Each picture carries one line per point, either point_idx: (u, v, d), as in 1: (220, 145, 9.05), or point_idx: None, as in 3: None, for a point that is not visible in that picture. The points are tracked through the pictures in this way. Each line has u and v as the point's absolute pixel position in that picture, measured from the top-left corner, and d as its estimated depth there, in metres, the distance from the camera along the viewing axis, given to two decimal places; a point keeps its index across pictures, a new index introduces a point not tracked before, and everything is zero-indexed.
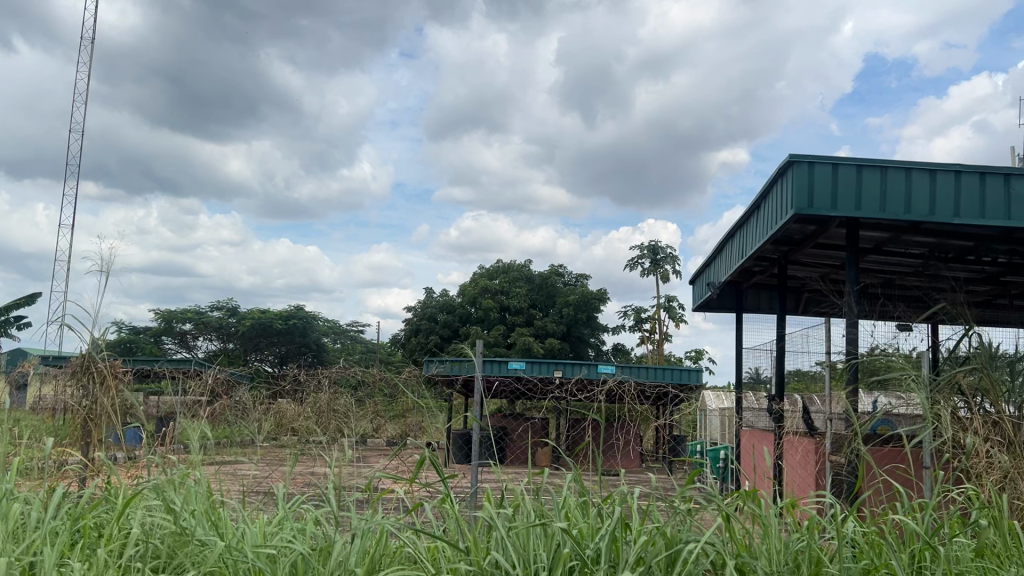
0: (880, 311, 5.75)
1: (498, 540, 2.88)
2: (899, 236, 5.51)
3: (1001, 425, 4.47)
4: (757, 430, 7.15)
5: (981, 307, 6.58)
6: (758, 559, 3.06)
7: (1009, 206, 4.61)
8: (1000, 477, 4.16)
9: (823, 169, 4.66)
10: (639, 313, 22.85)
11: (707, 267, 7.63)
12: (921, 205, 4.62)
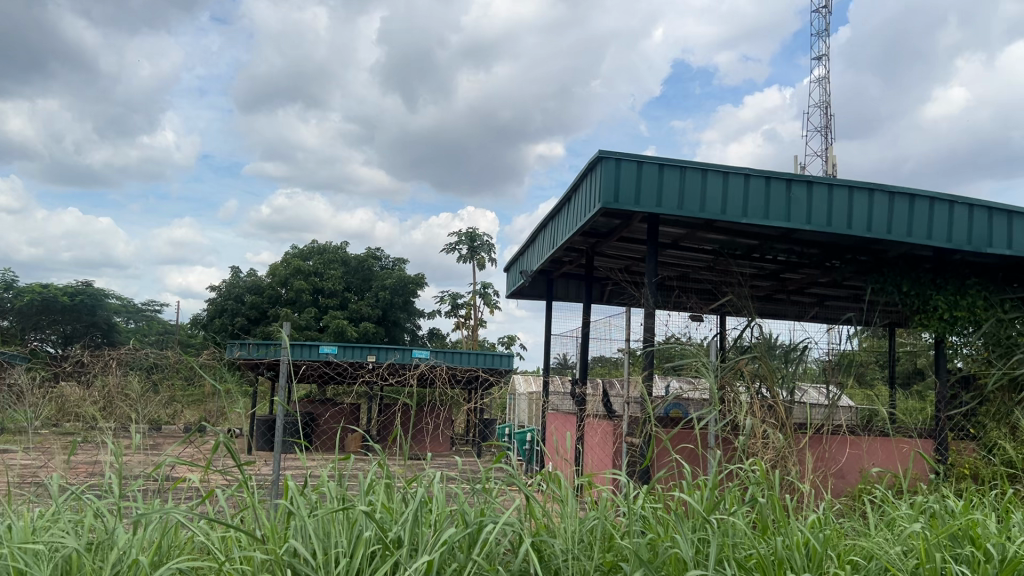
0: (675, 302, 6.13)
1: (298, 527, 2.80)
2: (694, 233, 5.89)
3: (775, 408, 4.92)
4: (561, 413, 7.41)
5: (763, 301, 7.18)
6: (555, 537, 3.17)
7: (789, 209, 5.05)
8: (773, 456, 4.58)
9: (628, 166, 4.89)
10: (455, 298, 23.03)
11: (520, 255, 7.82)
12: (715, 204, 4.95)
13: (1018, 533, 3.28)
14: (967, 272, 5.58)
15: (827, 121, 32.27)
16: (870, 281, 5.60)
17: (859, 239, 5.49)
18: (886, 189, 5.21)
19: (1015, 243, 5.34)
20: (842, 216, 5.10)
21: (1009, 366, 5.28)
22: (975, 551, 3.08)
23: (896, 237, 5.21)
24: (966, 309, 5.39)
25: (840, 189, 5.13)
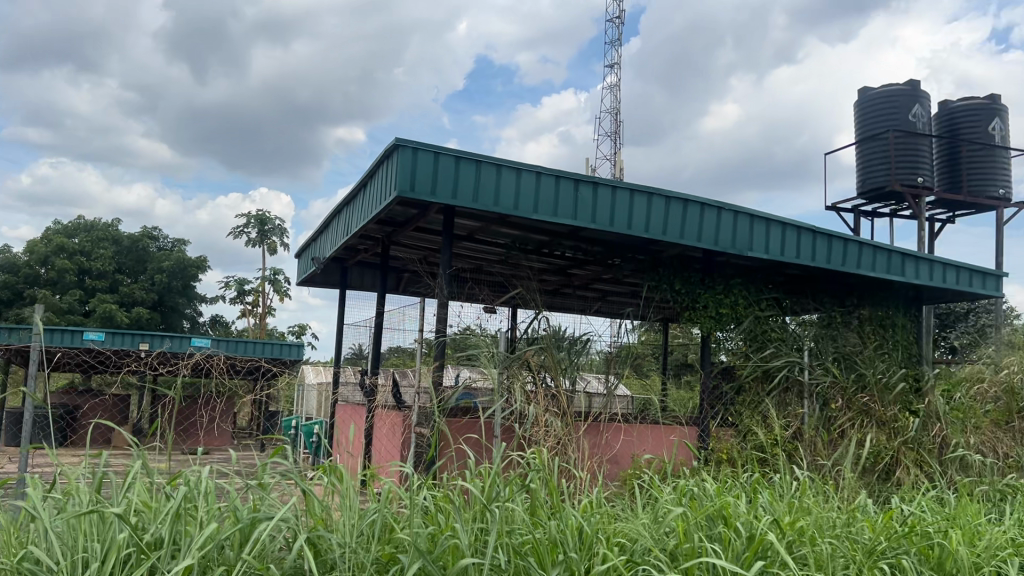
0: (467, 293, 6.18)
1: (41, 532, 2.53)
2: (488, 226, 5.97)
3: (558, 398, 5.10)
4: (351, 405, 7.26)
5: (551, 295, 7.41)
6: (334, 531, 3.09)
7: (576, 208, 5.24)
8: (554, 444, 4.77)
9: (425, 156, 4.84)
10: (242, 284, 22.00)
11: (313, 242, 7.58)
12: (507, 198, 5.03)
13: (763, 511, 3.62)
14: (731, 272, 6.06)
15: (616, 127, 34.07)
16: (648, 279, 5.93)
17: (639, 239, 5.80)
18: (664, 193, 5.54)
19: (771, 248, 5.87)
20: (624, 217, 5.36)
21: (763, 359, 5.83)
22: (727, 530, 3.35)
23: (672, 239, 5.56)
24: (729, 307, 5.88)
25: (623, 190, 5.39)
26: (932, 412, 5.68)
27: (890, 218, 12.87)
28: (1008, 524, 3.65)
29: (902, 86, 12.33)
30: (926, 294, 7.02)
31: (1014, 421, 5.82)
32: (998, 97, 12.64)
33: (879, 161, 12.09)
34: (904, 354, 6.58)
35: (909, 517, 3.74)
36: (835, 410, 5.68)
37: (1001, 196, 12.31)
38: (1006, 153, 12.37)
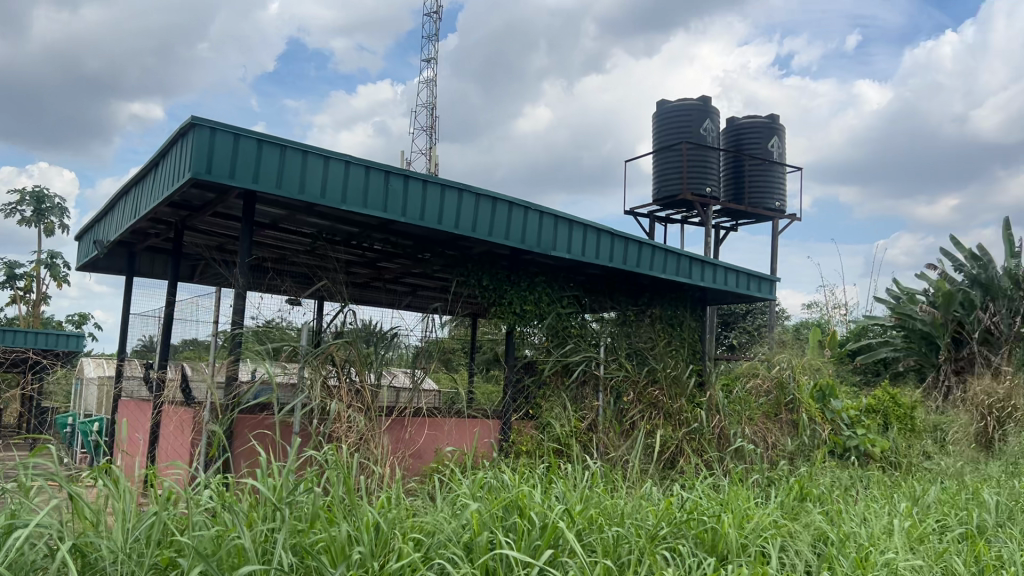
0: (268, 284, 5.93)
1: None
2: (293, 215, 5.76)
3: (362, 393, 5.02)
4: (136, 401, 6.76)
5: (358, 288, 7.28)
6: (106, 536, 2.85)
7: (385, 200, 5.15)
8: (355, 440, 4.71)
9: (224, 137, 4.57)
10: (13, 268, 19.91)
11: (97, 224, 6.98)
12: (314, 187, 4.87)
13: (556, 501, 3.74)
14: (536, 270, 6.21)
15: (431, 122, 34.12)
16: (456, 274, 5.95)
17: (447, 235, 5.80)
18: (473, 191, 5.58)
19: (573, 249, 6.07)
20: (433, 212, 5.35)
21: (563, 354, 6.04)
22: (521, 521, 3.42)
23: (479, 236, 5.61)
24: (533, 304, 6.04)
25: (433, 185, 5.37)
26: (713, 404, 6.13)
27: (682, 224, 13.78)
28: (772, 507, 3.97)
29: (695, 101, 13.23)
30: (711, 296, 7.55)
31: (781, 413, 6.41)
32: (777, 118, 13.89)
33: (674, 170, 12.91)
34: (689, 351, 7.05)
35: (689, 504, 3.99)
36: (627, 403, 6.02)
37: (777, 208, 13.52)
38: (783, 169, 13.60)
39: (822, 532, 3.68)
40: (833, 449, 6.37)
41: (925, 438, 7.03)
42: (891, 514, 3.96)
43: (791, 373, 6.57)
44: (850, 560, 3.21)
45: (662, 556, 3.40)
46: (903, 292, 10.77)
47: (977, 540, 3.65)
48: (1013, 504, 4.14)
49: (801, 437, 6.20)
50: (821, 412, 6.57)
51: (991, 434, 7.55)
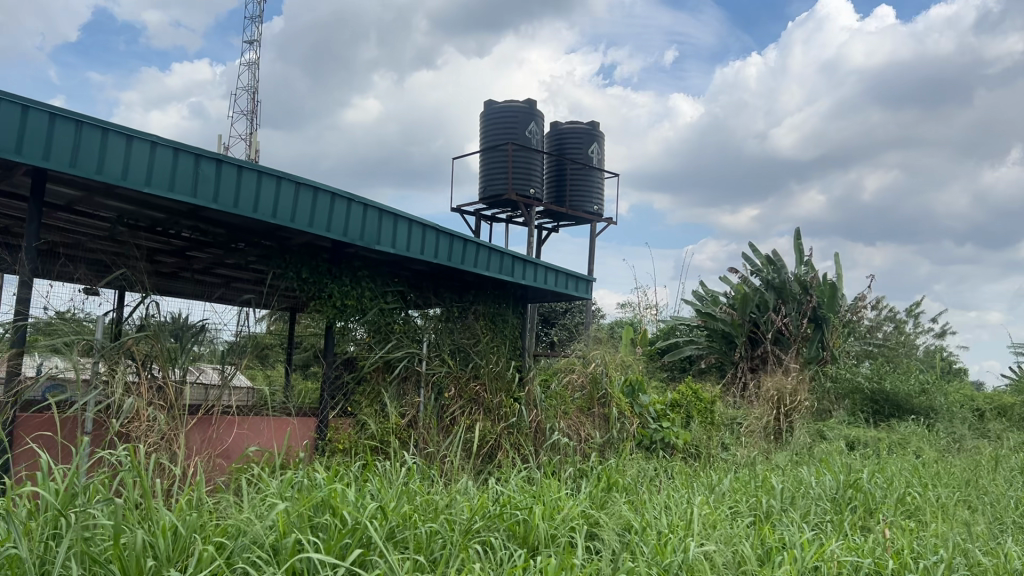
0: (60, 271, 5.45)
1: None
2: (91, 197, 5.32)
3: (164, 390, 4.72)
4: None
5: (166, 278, 6.85)
6: None
7: (195, 184, 4.85)
8: (155, 440, 4.44)
9: (9, 108, 4.12)
10: None
11: None
12: (113, 167, 4.49)
13: (369, 499, 3.68)
14: (358, 264, 6.08)
15: (252, 105, 32.74)
16: (273, 266, 5.72)
17: (265, 225, 5.56)
18: (293, 179, 5.36)
19: (398, 244, 5.99)
20: (249, 201, 5.11)
21: (385, 350, 5.95)
22: (332, 520, 3.34)
23: (299, 227, 5.40)
24: (354, 299, 5.90)
25: (249, 171, 5.12)
26: (531, 399, 6.27)
27: (507, 223, 14.04)
28: (582, 498, 4.11)
29: (521, 104, 13.51)
30: (531, 294, 7.72)
31: (593, 407, 6.65)
32: (597, 125, 14.45)
33: (499, 170, 13.12)
34: (510, 348, 7.17)
35: (502, 497, 4.05)
36: (449, 399, 6.02)
37: (596, 211, 14.08)
38: (601, 175, 14.18)
39: (627, 520, 3.85)
40: (641, 442, 6.71)
41: (722, 430, 7.56)
42: (689, 502, 4.20)
43: (604, 368, 6.82)
44: (651, 547, 3.37)
45: (475, 549, 3.43)
46: (707, 294, 11.54)
47: (763, 524, 3.95)
48: (795, 490, 4.52)
49: (611, 431, 6.47)
50: (631, 407, 6.90)
51: (779, 425, 8.23)
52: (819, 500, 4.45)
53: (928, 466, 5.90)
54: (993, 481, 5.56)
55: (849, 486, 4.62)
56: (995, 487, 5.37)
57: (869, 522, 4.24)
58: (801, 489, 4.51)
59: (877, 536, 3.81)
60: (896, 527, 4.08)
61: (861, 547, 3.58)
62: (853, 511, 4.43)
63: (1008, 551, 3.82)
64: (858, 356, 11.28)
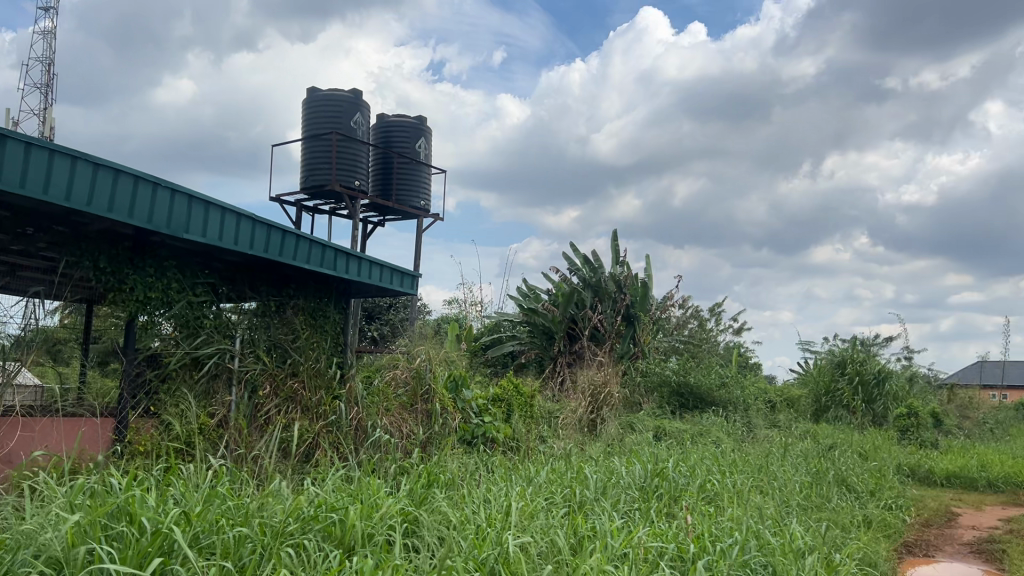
0: None
1: None
2: None
3: None
4: None
5: None
6: None
7: None
8: None
9: None
10: None
11: None
12: None
13: (172, 505, 3.44)
14: (165, 254, 5.66)
15: (48, 78, 30.02)
16: (66, 254, 5.19)
17: (57, 207, 5.01)
18: (91, 160, 4.81)
19: (210, 233, 5.59)
20: (39, 180, 4.51)
21: (193, 346, 5.63)
22: (129, 528, 3.10)
23: (96, 212, 4.85)
24: (160, 290, 5.53)
25: (39, 149, 4.53)
26: (352, 396, 6.14)
27: (330, 215, 13.70)
28: (401, 495, 4.04)
29: (346, 94, 13.17)
30: (354, 289, 7.53)
31: (416, 403, 6.56)
32: (424, 119, 14.41)
33: (322, 161, 12.75)
34: (331, 344, 6.97)
35: (317, 498, 3.91)
36: (262, 397, 5.77)
37: (421, 206, 14.07)
38: (427, 170, 14.14)
39: (446, 517, 3.83)
40: (463, 437, 6.72)
41: (540, 424, 7.75)
42: (507, 495, 4.25)
43: (429, 363, 6.75)
44: (469, 541, 3.37)
45: (287, 553, 3.29)
46: (530, 291, 11.79)
47: (576, 514, 4.07)
48: (607, 480, 4.69)
49: (433, 426, 6.42)
50: (454, 402, 6.89)
51: (595, 417, 8.57)
52: (629, 489, 4.65)
53: (726, 454, 6.33)
54: (781, 467, 6.06)
55: (656, 475, 4.87)
56: (783, 473, 5.85)
57: (673, 509, 4.47)
58: (612, 479, 4.69)
59: (680, 522, 4.02)
60: (697, 512, 4.34)
61: (665, 533, 3.77)
62: (659, 499, 4.66)
63: (792, 531, 4.16)
64: (667, 352, 11.93)
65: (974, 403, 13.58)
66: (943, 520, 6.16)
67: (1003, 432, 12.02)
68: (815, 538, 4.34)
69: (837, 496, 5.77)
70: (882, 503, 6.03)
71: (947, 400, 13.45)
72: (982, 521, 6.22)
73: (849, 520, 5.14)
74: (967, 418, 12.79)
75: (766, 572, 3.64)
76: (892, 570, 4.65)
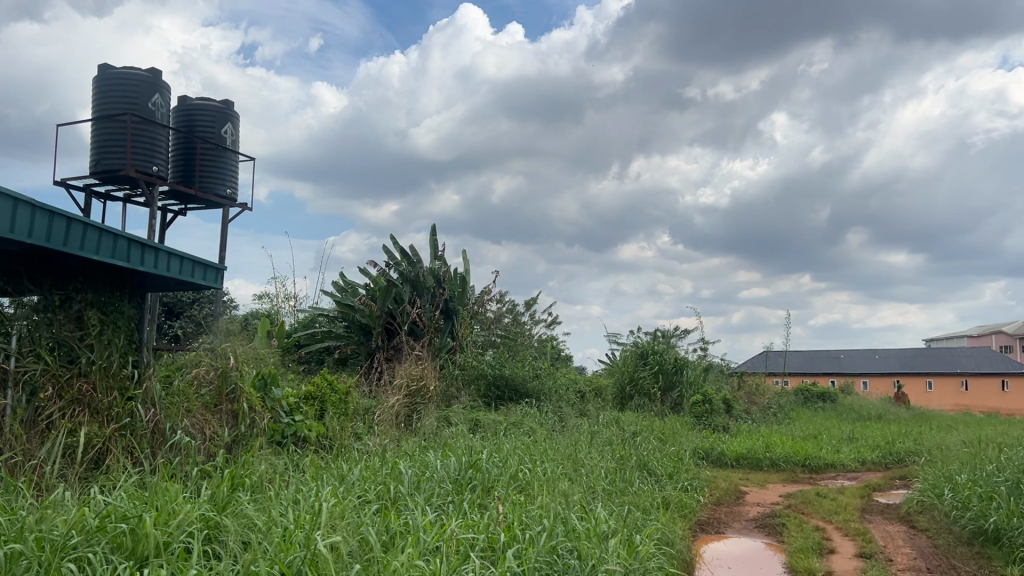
0: None
1: None
2: None
3: None
4: None
5: None
6: None
7: None
8: None
9: None
10: None
11: None
12: None
13: None
14: None
15: None
16: None
17: None
18: None
19: None
20: None
21: None
22: None
23: None
24: None
25: None
26: (148, 397, 5.73)
27: (124, 202, 12.77)
28: (201, 500, 3.80)
29: (143, 73, 12.28)
30: (150, 282, 7.03)
31: (221, 403, 6.21)
32: (231, 104, 13.74)
33: (115, 143, 11.84)
34: (125, 340, 6.45)
35: (106, 507, 3.61)
36: (44, 400, 5.23)
37: (227, 195, 13.42)
38: (234, 157, 13.51)
39: (251, 520, 3.66)
40: (273, 437, 6.44)
41: (355, 420, 7.62)
42: (317, 495, 4.12)
43: (235, 361, 6.44)
44: (274, 545, 3.24)
45: (69, 568, 3.01)
46: (347, 286, 11.54)
47: (388, 510, 4.02)
48: (420, 474, 4.67)
49: (240, 427, 6.11)
50: (262, 401, 6.58)
51: (410, 412, 8.53)
52: (442, 482, 4.66)
53: (537, 444, 6.50)
54: (588, 454, 6.30)
55: (470, 467, 4.91)
56: (590, 460, 6.08)
57: (485, 500, 4.53)
58: (426, 473, 4.68)
59: (491, 512, 4.07)
60: (509, 502, 4.42)
61: (477, 524, 3.81)
62: (472, 490, 4.71)
63: (597, 516, 4.33)
64: (483, 345, 12.11)
65: (760, 389, 14.84)
66: (732, 498, 6.66)
67: (784, 415, 13.20)
68: (618, 521, 4.55)
69: (639, 480, 6.09)
70: (679, 485, 6.42)
71: (737, 387, 14.59)
72: (765, 498, 6.78)
73: (649, 503, 5.44)
74: (753, 403, 13.94)
75: (572, 556, 3.77)
76: (687, 548, 4.97)
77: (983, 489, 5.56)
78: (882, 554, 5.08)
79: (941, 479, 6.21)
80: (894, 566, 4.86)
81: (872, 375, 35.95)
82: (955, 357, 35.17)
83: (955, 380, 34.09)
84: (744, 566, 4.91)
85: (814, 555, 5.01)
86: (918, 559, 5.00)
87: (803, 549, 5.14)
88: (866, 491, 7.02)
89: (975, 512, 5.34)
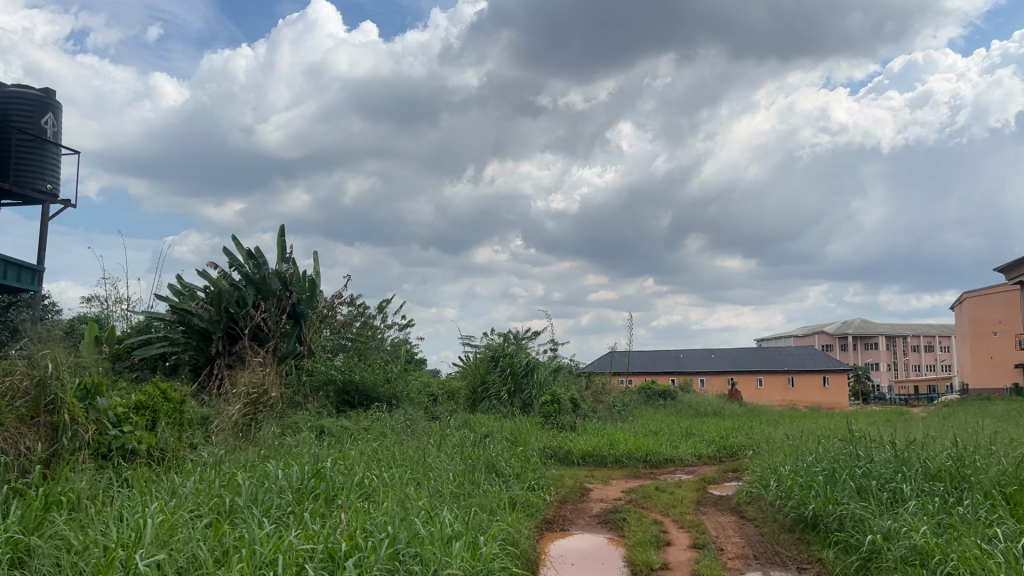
0: None
1: None
2: None
3: None
4: None
5: None
6: None
7: None
8: None
9: None
10: None
11: None
12: None
13: None
14: None
15: None
16: None
17: None
18: None
19: None
20: None
21: None
22: None
23: None
24: None
25: None
26: None
27: None
28: (8, 520, 3.50)
29: None
30: None
31: (38, 416, 5.75)
32: (52, 93, 12.83)
33: None
34: None
35: None
36: None
37: (47, 190, 12.37)
38: (55, 150, 12.59)
39: (67, 542, 3.40)
40: (97, 450, 6.01)
41: (189, 431, 7.26)
42: (143, 511, 3.88)
43: (55, 370, 5.98)
44: (93, 567, 3.03)
45: None
46: (185, 288, 10.99)
47: (221, 525, 3.84)
48: (258, 485, 4.50)
49: (59, 440, 5.69)
50: (86, 412, 6.10)
51: (251, 421, 8.22)
52: (283, 493, 4.53)
53: (384, 449, 6.42)
54: (436, 458, 6.29)
55: (313, 476, 4.79)
56: (438, 464, 6.07)
57: (327, 509, 4.43)
58: (265, 484, 4.52)
59: (333, 521, 3.99)
60: (352, 510, 4.33)
61: (317, 534, 3.71)
62: (314, 500, 4.60)
63: (442, 519, 4.34)
64: (332, 349, 11.90)
65: (605, 389, 15.39)
66: (576, 496, 6.84)
67: (628, 413, 13.75)
68: (463, 523, 4.57)
69: (486, 482, 6.14)
70: (526, 485, 6.53)
71: (584, 387, 15.09)
72: (608, 494, 7.01)
73: (495, 504, 5.50)
74: (599, 402, 14.42)
75: (415, 561, 3.76)
76: (532, 547, 5.05)
77: (804, 478, 5.98)
78: (714, 544, 5.37)
79: (767, 471, 6.64)
80: (725, 555, 5.14)
81: (709, 373, 37.98)
82: (781, 355, 37.78)
83: (782, 377, 36.64)
84: (586, 561, 5.05)
85: (651, 548, 5.22)
86: (746, 548, 5.31)
87: (642, 543, 5.34)
88: (701, 483, 7.41)
89: (797, 500, 5.75)
